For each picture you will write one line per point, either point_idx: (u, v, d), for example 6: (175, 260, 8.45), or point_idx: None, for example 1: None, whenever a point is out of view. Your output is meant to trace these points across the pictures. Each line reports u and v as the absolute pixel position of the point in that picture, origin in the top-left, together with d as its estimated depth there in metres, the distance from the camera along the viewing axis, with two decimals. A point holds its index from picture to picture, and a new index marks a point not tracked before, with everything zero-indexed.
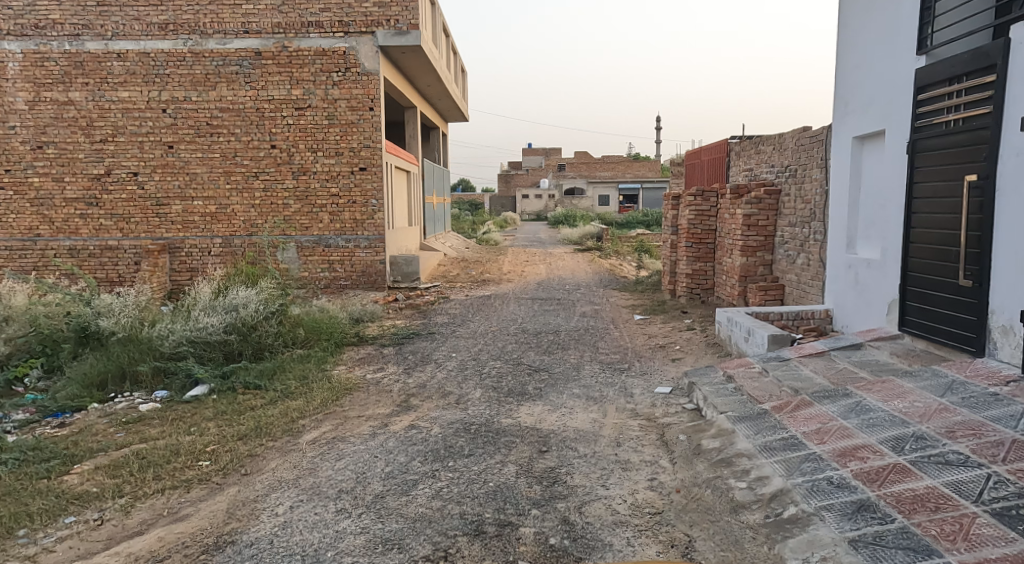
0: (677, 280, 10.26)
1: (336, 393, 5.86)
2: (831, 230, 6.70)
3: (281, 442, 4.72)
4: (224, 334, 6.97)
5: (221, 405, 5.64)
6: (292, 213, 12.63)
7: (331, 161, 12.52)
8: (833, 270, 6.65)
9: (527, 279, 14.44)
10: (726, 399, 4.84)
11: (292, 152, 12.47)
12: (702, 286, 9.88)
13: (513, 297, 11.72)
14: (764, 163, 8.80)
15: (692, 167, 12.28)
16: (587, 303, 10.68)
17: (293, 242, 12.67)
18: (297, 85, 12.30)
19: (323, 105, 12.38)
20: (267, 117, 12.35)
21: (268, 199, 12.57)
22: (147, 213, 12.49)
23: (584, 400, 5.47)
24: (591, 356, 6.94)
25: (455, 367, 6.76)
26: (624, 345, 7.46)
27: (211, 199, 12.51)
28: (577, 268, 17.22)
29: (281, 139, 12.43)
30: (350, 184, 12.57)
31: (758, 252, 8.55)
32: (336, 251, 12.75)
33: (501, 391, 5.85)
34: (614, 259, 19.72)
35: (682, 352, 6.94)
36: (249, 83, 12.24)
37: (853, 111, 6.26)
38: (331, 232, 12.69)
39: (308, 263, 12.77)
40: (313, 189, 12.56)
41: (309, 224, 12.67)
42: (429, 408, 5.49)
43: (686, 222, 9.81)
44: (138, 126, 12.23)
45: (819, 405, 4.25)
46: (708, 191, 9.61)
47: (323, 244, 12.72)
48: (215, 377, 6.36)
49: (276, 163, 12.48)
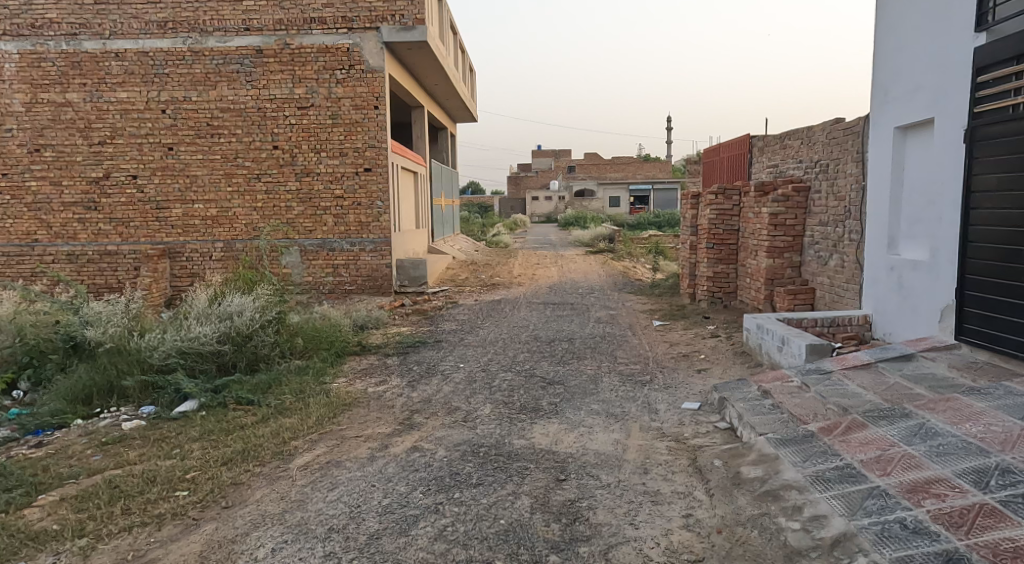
0: (698, 283, 9.73)
1: (333, 410, 5.41)
2: (870, 228, 6.21)
3: (269, 467, 4.26)
4: (217, 345, 6.53)
5: (209, 424, 5.20)
6: (296, 216, 12.23)
7: (335, 162, 12.11)
8: (873, 271, 6.17)
9: (538, 282, 13.96)
10: (765, 418, 4.34)
11: (295, 153, 12.07)
12: (724, 290, 9.32)
13: (524, 301, 11.22)
14: (791, 159, 8.29)
15: (711, 162, 11.73)
16: (602, 307, 10.19)
17: (296, 245, 12.27)
18: (299, 83, 11.90)
19: (326, 104, 11.98)
20: (269, 117, 11.96)
21: (271, 201, 12.16)
22: (147, 217, 12.09)
23: (602, 418, 4.96)
24: (610, 366, 6.44)
25: (462, 380, 6.28)
26: (644, 354, 6.96)
27: (212, 202, 12.12)
28: (590, 270, 16.73)
29: (284, 140, 12.03)
30: (354, 185, 12.16)
31: (786, 253, 8.04)
32: (340, 255, 12.31)
33: (512, 406, 5.37)
34: (627, 261, 19.23)
35: (708, 363, 6.42)
36: (251, 82, 11.84)
37: (895, 99, 5.76)
38: (335, 236, 12.27)
39: (313, 267, 12.33)
40: (317, 192, 12.16)
41: (313, 227, 12.25)
42: (434, 426, 5.02)
43: (707, 222, 9.29)
44: (137, 127, 11.86)
45: (874, 427, 3.74)
46: (731, 188, 9.10)
47: (327, 247, 12.29)
48: (206, 392, 5.94)
49: (278, 164, 12.08)
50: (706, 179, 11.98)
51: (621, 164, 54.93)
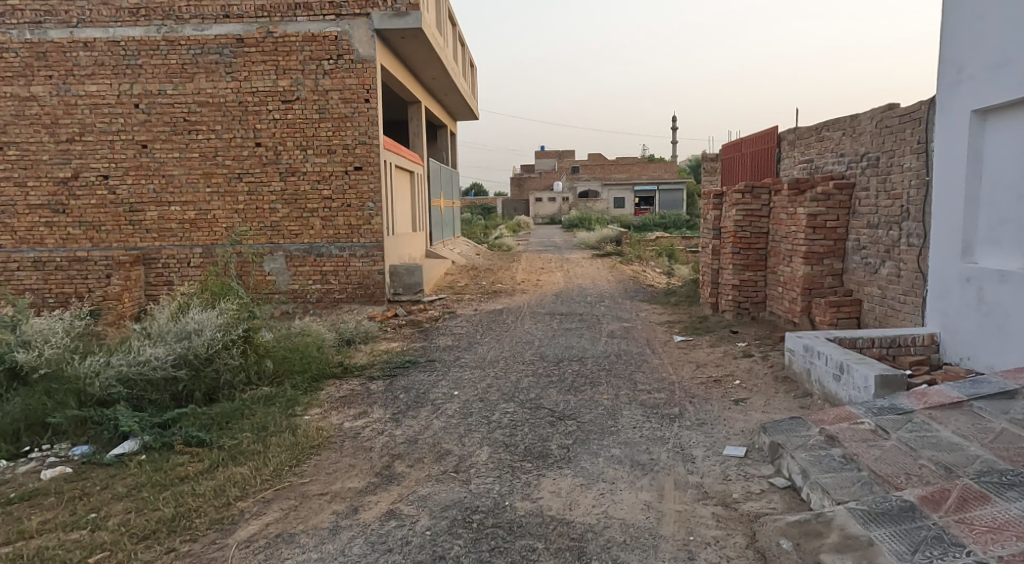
0: (721, 291, 8.76)
1: (298, 455, 4.46)
2: (936, 232, 5.26)
3: (203, 544, 3.32)
4: (171, 371, 5.58)
5: (144, 474, 4.25)
6: (281, 219, 11.30)
7: (323, 160, 11.19)
8: (940, 283, 5.21)
9: (543, 289, 13.00)
10: (841, 479, 3.39)
11: (279, 150, 11.14)
12: (751, 300, 8.37)
13: (528, 311, 10.26)
14: (830, 152, 7.33)
15: (732, 158, 10.77)
16: (614, 318, 9.23)
17: (281, 250, 11.34)
18: (283, 75, 10.97)
19: (313, 97, 11.04)
20: (251, 112, 11.02)
21: (253, 203, 11.23)
22: (119, 220, 11.17)
23: (627, 470, 4.02)
24: (630, 395, 5.49)
25: (457, 411, 5.34)
26: (668, 378, 6.01)
27: (191, 204, 11.20)
28: (598, 276, 15.77)
29: (267, 136, 11.10)
30: (344, 185, 11.23)
31: (826, 260, 7.08)
32: (328, 261, 11.37)
33: (515, 450, 4.42)
34: (636, 265, 18.25)
35: (745, 391, 5.47)
36: (231, 73, 10.91)
37: (973, 77, 4.82)
38: (323, 240, 11.34)
39: (299, 274, 11.39)
40: (303, 192, 11.23)
41: (299, 231, 11.32)
42: (419, 478, 4.08)
43: (732, 224, 8.33)
44: (108, 123, 10.94)
45: (1000, 505, 2.90)
46: (759, 186, 8.14)
47: (315, 253, 11.35)
48: (151, 429, 4.99)
49: (261, 163, 11.15)
50: (726, 177, 11.01)
51: (626, 165, 53.95)
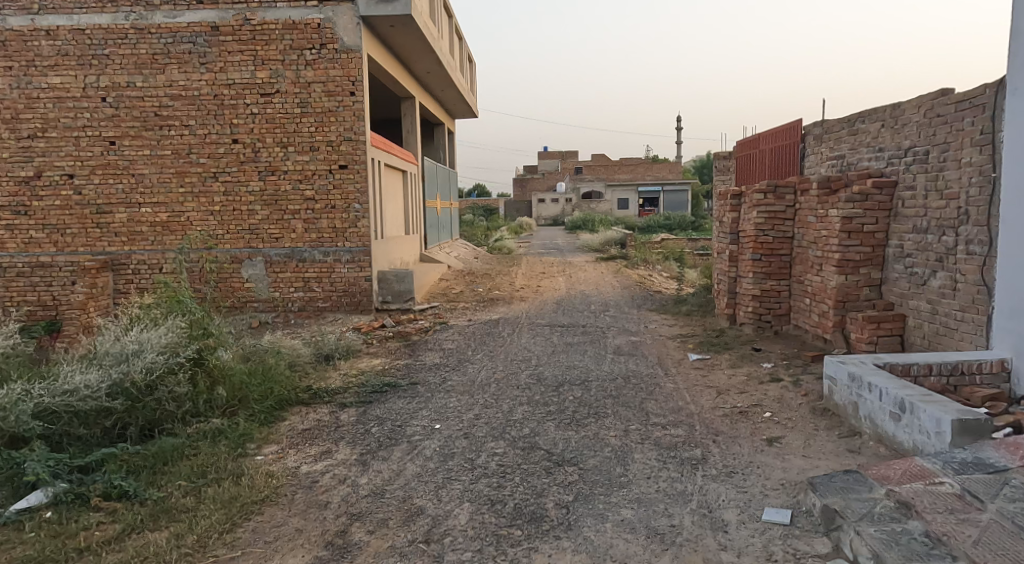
0: (739, 302, 7.91)
1: (236, 517, 3.63)
2: (1007, 239, 4.42)
3: None
4: (102, 401, 4.75)
5: (39, 544, 3.42)
6: (260, 222, 10.48)
7: (305, 158, 10.37)
8: (1013, 300, 4.38)
9: (544, 296, 12.16)
10: None
11: (258, 147, 10.32)
12: (773, 312, 7.52)
13: (527, 322, 9.41)
14: (866, 147, 6.48)
15: (749, 156, 9.92)
16: (620, 331, 8.39)
17: (261, 255, 10.52)
18: (262, 66, 10.15)
19: (294, 90, 10.22)
20: (227, 106, 10.20)
21: (230, 204, 10.41)
22: (86, 223, 10.36)
23: (642, 543, 3.18)
24: (642, 431, 4.65)
25: (437, 452, 4.50)
26: (685, 408, 5.17)
27: (162, 205, 10.39)
28: (602, 281, 14.93)
29: (244, 132, 10.28)
30: (328, 185, 10.41)
31: (863, 269, 6.23)
32: (311, 267, 10.55)
33: (502, 510, 3.58)
34: (642, 269, 17.41)
35: (778, 426, 4.62)
36: (205, 64, 10.10)
37: None
38: (305, 244, 10.52)
39: (279, 281, 10.56)
40: (284, 192, 10.42)
41: (280, 234, 10.50)
42: (379, 552, 3.25)
43: (753, 227, 7.48)
44: (72, 118, 10.13)
45: None
46: (783, 186, 7.30)
47: (297, 258, 10.53)
48: (68, 475, 4.15)
49: (239, 161, 10.33)
50: (743, 176, 10.16)
51: (630, 166, 53.07)
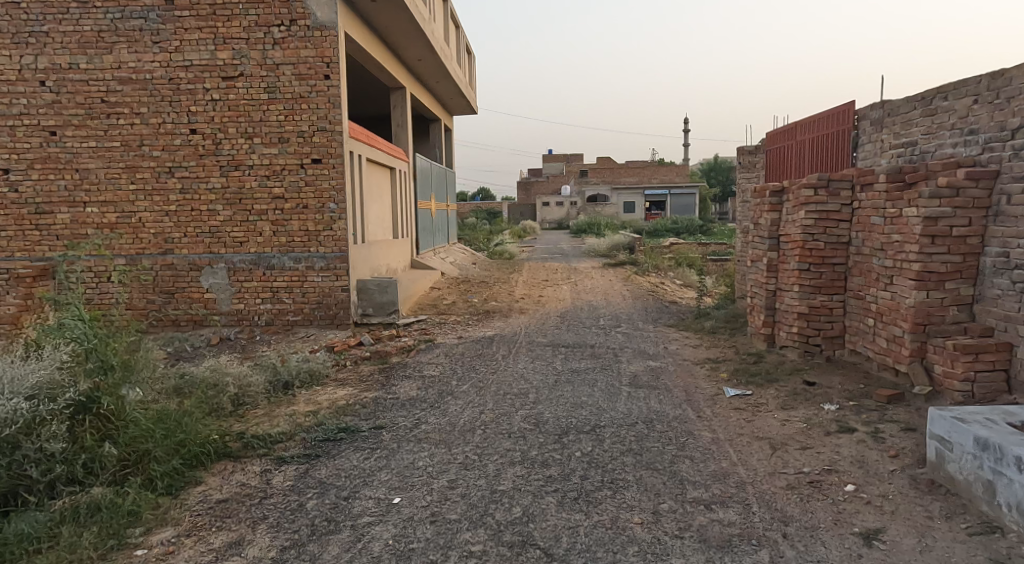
0: (780, 321, 6.58)
1: None
2: None
3: None
4: None
5: None
6: (222, 224, 9.19)
7: (273, 150, 9.08)
8: None
9: (546, 308, 10.86)
10: None
11: (219, 139, 9.04)
12: (823, 334, 6.18)
13: (527, 341, 8.08)
14: (951, 130, 5.18)
15: (785, 148, 8.60)
16: (635, 354, 7.07)
17: (223, 261, 9.23)
18: (224, 45, 8.87)
19: (260, 73, 8.95)
20: (184, 91, 8.92)
21: (188, 204, 9.13)
22: (23, 225, 9.09)
23: None
24: (677, 515, 3.33)
25: (391, 547, 3.20)
26: (732, 473, 3.84)
27: (110, 205, 9.11)
28: (610, 290, 13.61)
29: (204, 122, 9.00)
30: (299, 182, 9.13)
31: (950, 284, 4.91)
32: (280, 275, 9.27)
33: None
34: (653, 277, 16.07)
35: (871, 510, 3.29)
36: (159, 43, 8.83)
37: None
38: (273, 249, 9.25)
39: (244, 292, 9.27)
40: (248, 190, 9.13)
41: (244, 238, 9.22)
42: None
43: (799, 230, 6.15)
44: (8, 105, 8.87)
45: None
46: (838, 181, 5.98)
47: (264, 265, 9.25)
48: None
49: (197, 154, 9.05)
50: (777, 172, 8.84)
51: (636, 168, 51.75)
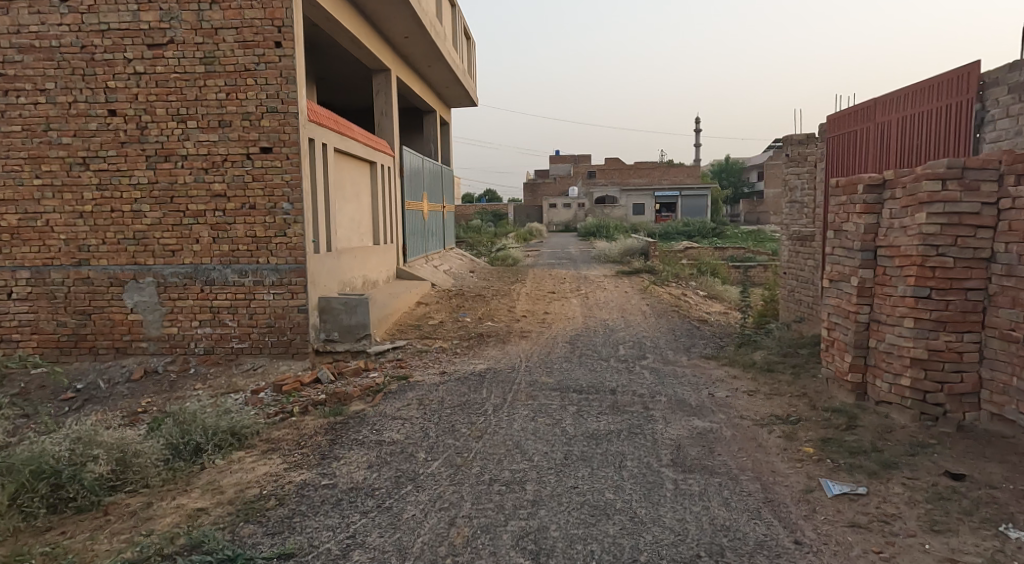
0: (879, 366, 4.72)
1: None
2: None
3: None
4: None
5: None
6: (149, 228, 7.40)
7: (211, 137, 7.29)
8: None
9: (553, 329, 9.05)
10: None
11: (144, 121, 7.24)
12: (949, 388, 4.32)
13: (527, 383, 6.26)
14: None
15: (862, 133, 6.77)
16: (672, 409, 5.23)
17: (151, 275, 7.43)
18: (148, 4, 7.07)
19: (194, 40, 7.15)
20: (100, 62, 7.14)
21: (107, 203, 7.35)
22: None
23: None
24: None
25: None
26: None
27: (10, 204, 7.33)
28: (627, 304, 11.78)
29: (125, 101, 7.20)
30: (244, 176, 7.34)
31: None
32: (222, 292, 7.48)
33: None
34: (674, 288, 14.24)
35: None
36: (67, 2, 7.05)
37: None
38: (212, 259, 7.45)
39: (177, 312, 7.47)
40: (181, 186, 7.34)
41: (177, 246, 7.43)
42: None
43: (918, 240, 4.31)
44: None
45: None
46: (978, 170, 4.16)
47: (201, 279, 7.45)
48: None
49: (117, 141, 7.26)
50: (849, 163, 7.00)
51: (645, 169, 49.85)
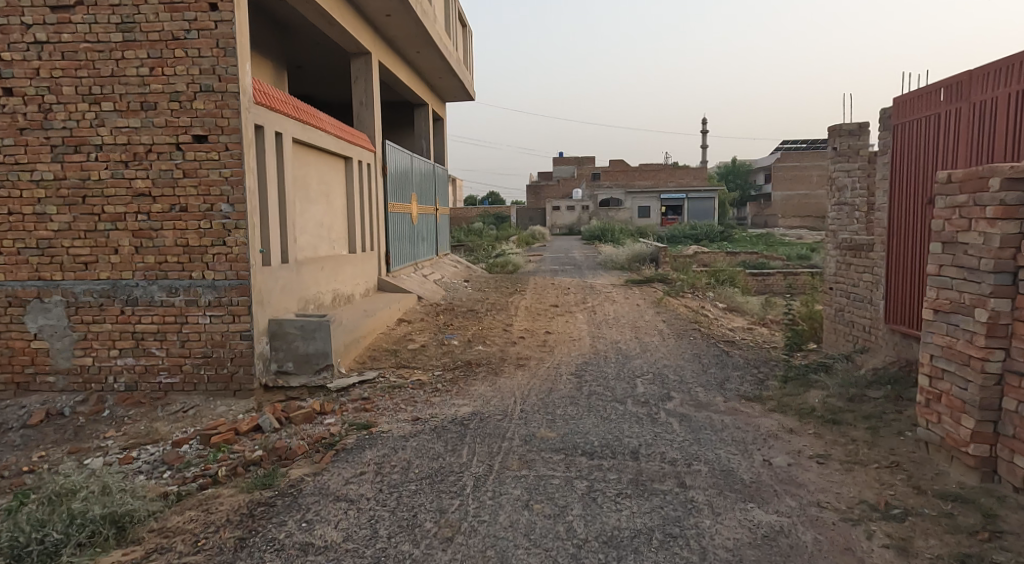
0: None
1: None
2: None
3: None
4: None
5: None
6: (55, 235, 5.99)
7: (131, 122, 5.88)
8: None
9: (556, 356, 7.64)
10: None
11: (47, 102, 5.83)
12: None
13: (522, 438, 4.84)
14: None
15: (957, 115, 5.35)
16: (720, 491, 3.79)
17: (58, 294, 6.02)
18: None
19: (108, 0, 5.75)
20: None
21: (4, 204, 5.95)
22: None
23: None
24: None
25: None
26: None
27: None
28: (640, 320, 10.35)
29: (24, 77, 5.81)
30: (173, 171, 5.93)
31: None
32: (147, 315, 6.06)
33: None
34: (691, 301, 12.82)
35: None
36: None
37: None
38: (135, 274, 6.03)
39: (91, 339, 6.06)
40: (95, 183, 5.93)
41: (91, 257, 6.01)
42: None
43: None
44: None
45: None
46: None
47: (121, 299, 6.03)
48: None
49: (15, 126, 5.86)
50: (938, 154, 5.58)
51: (652, 170, 48.38)
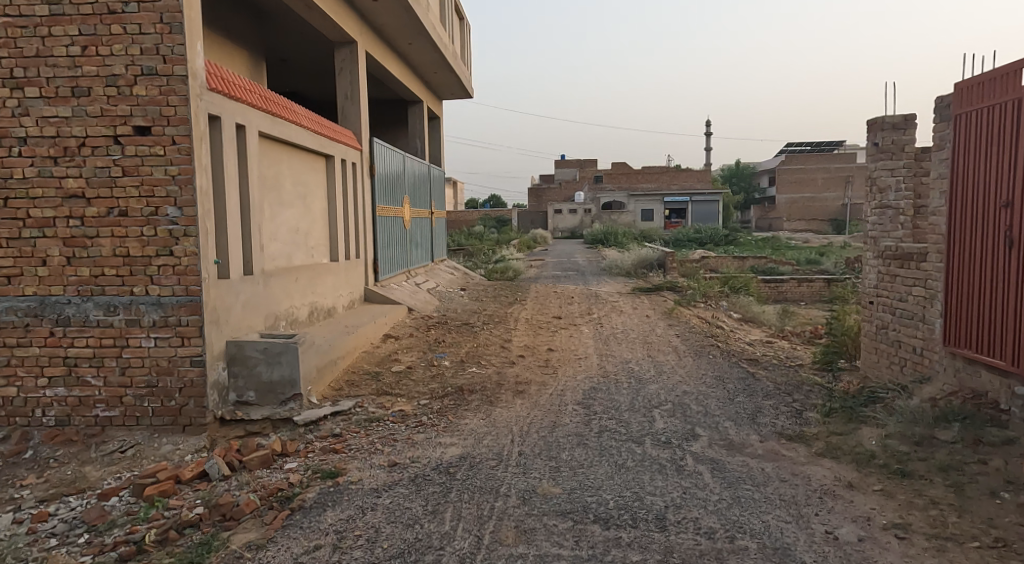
0: None
1: None
2: None
3: None
4: None
5: None
6: None
7: (61, 111, 5.00)
8: None
9: (560, 379, 6.74)
10: None
11: None
12: None
13: (520, 496, 3.95)
14: None
15: None
16: None
17: None
18: None
19: None
20: None
21: None
22: None
23: None
24: None
25: None
26: None
27: None
28: (651, 334, 9.45)
29: None
30: (110, 168, 5.05)
31: None
32: (80, 337, 5.16)
33: None
34: (703, 311, 11.92)
35: None
36: None
37: None
38: (66, 289, 5.14)
39: (15, 366, 5.17)
40: (18, 182, 5.05)
41: (15, 269, 5.12)
42: None
43: None
44: None
45: None
46: None
47: (50, 319, 5.14)
48: None
49: None
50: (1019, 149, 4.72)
51: (655, 173, 47.50)
